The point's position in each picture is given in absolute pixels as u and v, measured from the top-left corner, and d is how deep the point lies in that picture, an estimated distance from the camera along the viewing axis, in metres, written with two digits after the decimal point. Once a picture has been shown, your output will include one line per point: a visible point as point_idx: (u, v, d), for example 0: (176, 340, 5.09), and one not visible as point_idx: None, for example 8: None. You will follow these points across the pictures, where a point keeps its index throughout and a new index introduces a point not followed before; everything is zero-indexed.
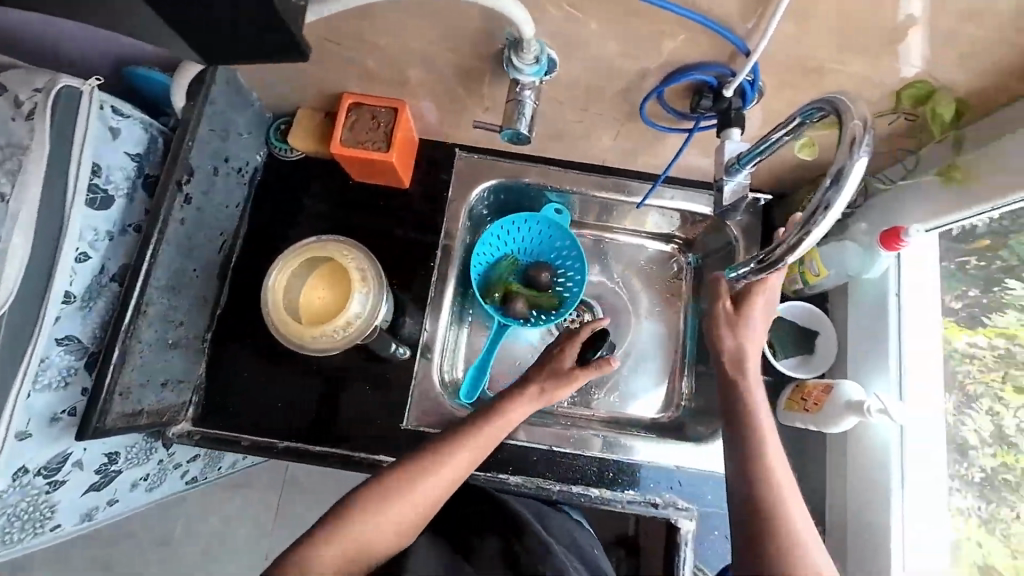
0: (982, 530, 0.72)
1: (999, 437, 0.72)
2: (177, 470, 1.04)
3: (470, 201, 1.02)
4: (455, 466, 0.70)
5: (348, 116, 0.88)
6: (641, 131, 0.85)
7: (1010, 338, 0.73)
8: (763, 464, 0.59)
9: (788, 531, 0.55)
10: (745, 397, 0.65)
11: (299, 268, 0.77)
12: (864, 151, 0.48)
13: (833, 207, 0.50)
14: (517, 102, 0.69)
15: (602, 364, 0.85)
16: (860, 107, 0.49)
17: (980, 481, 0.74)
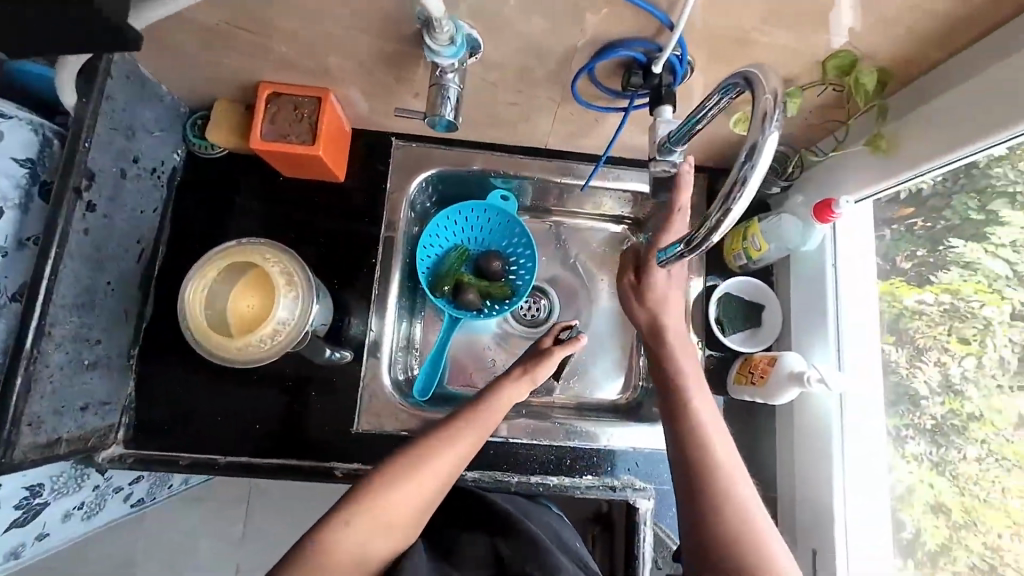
0: (929, 471, 0.74)
1: (946, 385, 0.73)
2: (117, 494, 0.98)
3: (411, 192, 0.96)
4: (435, 475, 0.62)
5: (267, 109, 0.82)
6: (578, 112, 0.82)
7: (956, 293, 0.73)
8: (689, 423, 0.66)
9: (716, 481, 0.61)
10: (673, 366, 0.71)
11: (218, 274, 0.72)
12: (774, 126, 0.47)
13: (750, 182, 0.49)
14: (439, 86, 0.66)
15: (567, 349, 0.78)
16: (769, 81, 0.48)
17: (932, 428, 0.74)
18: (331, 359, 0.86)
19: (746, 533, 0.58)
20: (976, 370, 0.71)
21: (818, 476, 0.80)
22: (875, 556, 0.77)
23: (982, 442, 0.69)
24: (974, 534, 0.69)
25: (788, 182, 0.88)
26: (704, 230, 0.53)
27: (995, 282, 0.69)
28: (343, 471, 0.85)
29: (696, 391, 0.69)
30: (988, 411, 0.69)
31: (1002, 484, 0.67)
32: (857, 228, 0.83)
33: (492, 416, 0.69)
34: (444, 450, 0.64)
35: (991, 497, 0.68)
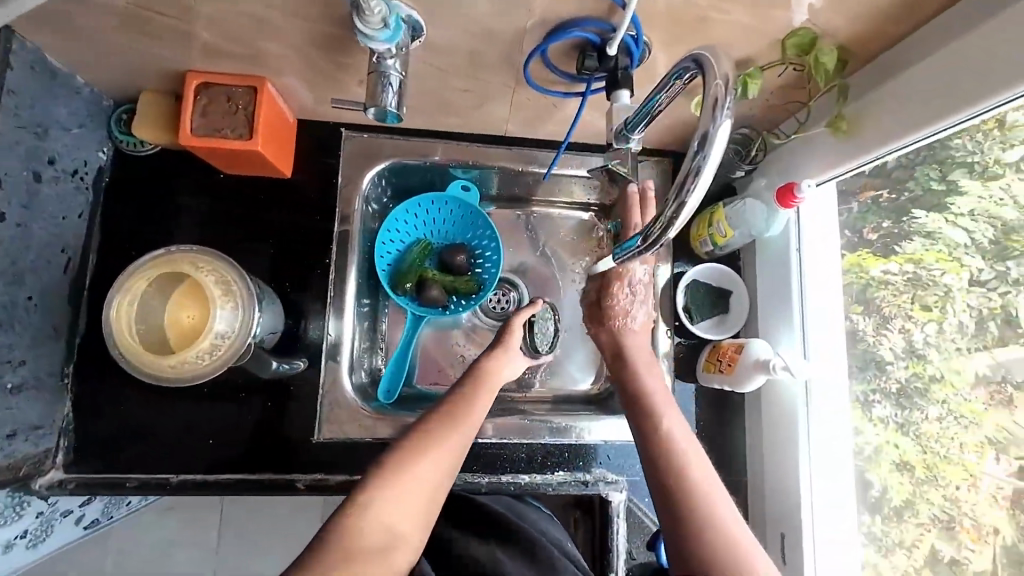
0: (893, 432, 0.74)
1: (911, 350, 0.74)
2: (66, 517, 0.93)
3: (365, 185, 0.90)
4: (433, 466, 0.63)
5: (197, 100, 0.75)
6: (534, 97, 0.78)
7: (919, 262, 0.73)
8: (662, 444, 0.63)
9: (692, 501, 0.57)
10: (639, 386, 0.73)
11: (151, 285, 0.67)
12: (726, 114, 0.44)
13: (704, 172, 0.46)
14: (379, 74, 0.62)
15: (524, 314, 0.87)
16: (721, 65, 0.45)
17: (897, 392, 0.75)
18: (280, 370, 0.83)
19: (727, 552, 0.54)
20: (938, 336, 0.71)
21: (785, 459, 0.81)
22: (841, 532, 0.78)
23: (943, 402, 0.70)
24: (936, 488, 0.70)
25: (751, 166, 0.86)
26: (659, 225, 0.51)
27: (955, 250, 0.69)
28: (305, 483, 0.82)
29: (666, 410, 0.68)
30: (948, 373, 0.69)
31: (960, 440, 0.68)
32: (820, 211, 0.82)
33: (475, 409, 0.71)
34: (439, 445, 0.64)
35: (951, 453, 0.69)
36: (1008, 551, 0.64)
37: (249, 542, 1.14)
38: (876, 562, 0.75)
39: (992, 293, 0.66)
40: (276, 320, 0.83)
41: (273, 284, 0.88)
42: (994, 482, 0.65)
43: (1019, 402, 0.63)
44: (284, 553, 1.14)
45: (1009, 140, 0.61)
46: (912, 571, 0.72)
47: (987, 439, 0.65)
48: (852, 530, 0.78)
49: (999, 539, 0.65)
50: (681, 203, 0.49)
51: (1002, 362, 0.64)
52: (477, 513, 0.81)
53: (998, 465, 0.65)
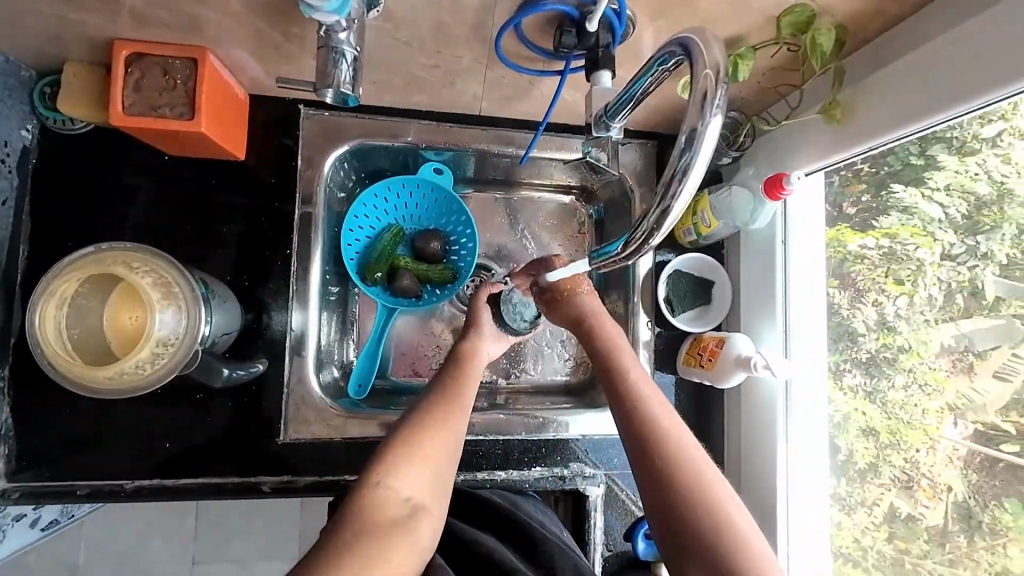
0: (862, 400, 0.75)
1: (882, 323, 0.73)
2: (19, 521, 0.89)
3: (327, 170, 0.83)
4: (440, 445, 0.61)
5: (128, 73, 0.66)
6: (509, 75, 0.72)
7: (894, 237, 0.71)
8: (631, 400, 0.62)
9: (664, 454, 0.57)
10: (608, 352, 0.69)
11: (82, 283, 0.61)
12: (715, 110, 0.40)
13: (691, 174, 0.42)
14: (329, 51, 0.56)
15: (490, 290, 0.84)
16: (710, 52, 0.41)
17: (865, 361, 0.75)
18: (232, 378, 0.76)
19: (703, 503, 0.54)
20: (908, 308, 0.70)
21: (760, 449, 0.81)
22: (812, 517, 0.79)
23: (908, 371, 0.70)
24: (898, 452, 0.71)
25: (738, 153, 0.81)
26: (641, 233, 0.47)
27: (930, 225, 0.67)
28: (272, 486, 0.79)
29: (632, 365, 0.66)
30: (916, 343, 0.69)
31: (923, 406, 0.69)
32: (808, 201, 0.79)
33: (468, 387, 0.69)
34: (438, 426, 0.62)
35: (914, 419, 0.69)
36: (958, 507, 0.66)
37: (222, 532, 1.11)
38: (840, 520, 0.77)
39: (962, 267, 0.65)
40: (229, 317, 0.75)
41: (230, 277, 0.82)
42: (951, 445, 0.66)
43: (981, 368, 0.64)
44: (260, 541, 1.12)
45: (989, 116, 0.57)
46: (872, 529, 0.74)
47: (948, 406, 0.66)
48: (824, 513, 0.79)
49: (952, 496, 0.66)
50: (665, 207, 0.45)
51: (967, 332, 0.65)
52: (477, 505, 0.76)
53: (956, 428, 0.66)
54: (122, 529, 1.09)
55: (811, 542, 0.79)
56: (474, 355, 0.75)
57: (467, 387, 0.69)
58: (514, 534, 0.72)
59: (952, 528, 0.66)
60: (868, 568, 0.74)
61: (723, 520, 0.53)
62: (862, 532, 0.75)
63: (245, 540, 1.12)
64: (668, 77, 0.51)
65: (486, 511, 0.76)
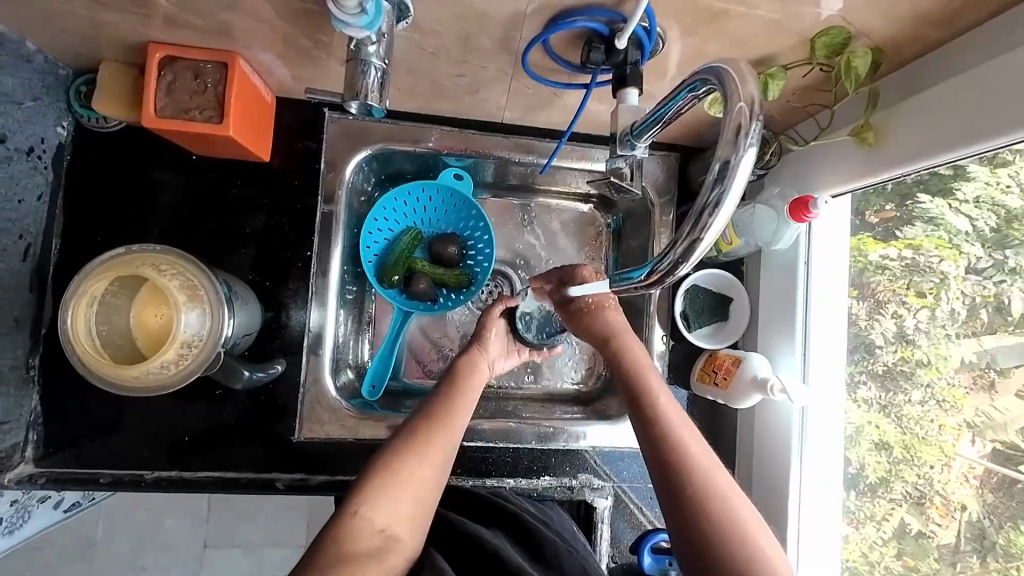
0: (878, 414, 0.74)
1: (900, 336, 0.72)
2: (43, 503, 0.92)
3: (349, 174, 0.84)
4: (427, 472, 0.61)
5: (161, 76, 0.68)
6: (534, 87, 0.72)
7: (917, 248, 0.70)
8: (659, 423, 0.62)
9: (694, 478, 0.56)
10: (633, 369, 0.69)
11: (113, 283, 0.63)
12: (750, 143, 0.40)
13: (722, 207, 0.42)
14: (358, 63, 0.56)
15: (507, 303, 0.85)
16: (745, 85, 0.40)
17: (883, 373, 0.74)
18: (253, 381, 0.76)
19: (733, 530, 0.53)
20: (929, 322, 0.70)
21: (773, 468, 0.80)
22: (824, 534, 0.78)
23: (926, 386, 0.70)
24: (911, 467, 0.71)
25: (763, 171, 0.80)
26: (668, 264, 0.46)
27: (955, 237, 0.66)
28: (286, 482, 0.80)
29: (658, 386, 0.66)
30: (936, 358, 0.69)
31: (939, 422, 0.68)
32: (832, 220, 0.77)
33: (461, 411, 0.68)
34: (433, 445, 0.63)
35: (930, 434, 0.69)
36: (971, 525, 0.66)
37: (233, 522, 1.14)
38: (848, 534, 0.77)
39: (987, 282, 0.64)
40: (250, 319, 0.77)
41: (251, 276, 0.83)
42: (967, 463, 0.66)
43: (1002, 388, 0.64)
44: (269, 530, 1.15)
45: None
46: (880, 544, 0.74)
47: (966, 423, 0.66)
48: (835, 533, 0.78)
49: (965, 514, 0.66)
50: (693, 238, 0.44)
51: (989, 348, 0.64)
52: (483, 506, 0.75)
53: (972, 446, 0.66)
54: (140, 510, 1.12)
55: (821, 558, 0.78)
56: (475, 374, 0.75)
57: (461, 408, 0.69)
58: (511, 527, 0.70)
59: (964, 547, 0.67)
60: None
61: (753, 549, 0.53)
62: (870, 547, 0.75)
63: (255, 526, 1.15)
64: (696, 100, 0.51)
65: (483, 507, 0.75)
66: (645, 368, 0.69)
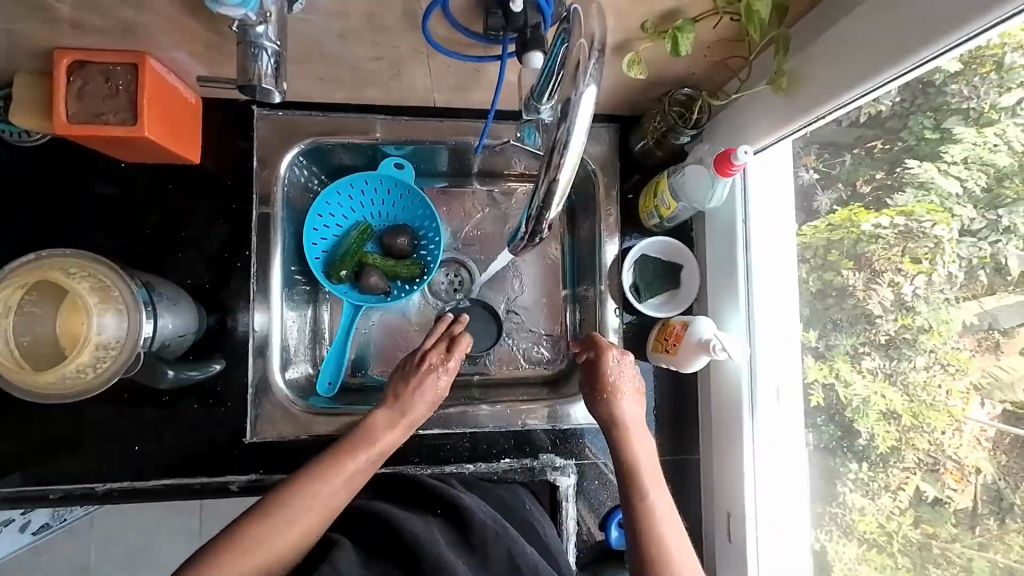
0: (882, 382, 0.67)
1: (899, 303, 0.66)
2: (8, 525, 0.91)
3: (285, 170, 0.83)
4: (286, 540, 0.61)
5: (71, 82, 0.66)
6: (453, 63, 0.72)
7: (909, 214, 0.64)
8: (646, 524, 0.65)
9: None
10: (629, 457, 0.72)
11: (27, 293, 0.62)
12: (586, 82, 0.45)
13: (570, 146, 0.48)
14: (249, 46, 0.55)
15: (426, 381, 0.78)
16: (585, 21, 0.45)
17: (886, 342, 0.67)
18: (180, 378, 0.75)
19: None
20: (927, 288, 0.63)
21: (730, 429, 0.81)
22: (786, 496, 0.78)
23: (929, 352, 0.63)
24: (922, 434, 0.63)
25: (697, 131, 0.79)
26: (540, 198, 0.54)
27: (947, 201, 0.60)
28: (240, 485, 0.80)
29: (652, 481, 0.69)
30: (937, 323, 0.63)
31: (947, 387, 0.62)
32: (767, 172, 0.78)
33: (328, 490, 0.65)
34: (298, 517, 0.62)
35: (937, 400, 0.62)
36: (987, 488, 0.59)
37: None
38: (862, 505, 0.69)
39: (983, 242, 0.58)
40: (184, 321, 0.76)
41: (191, 280, 0.82)
42: (978, 426, 0.59)
43: (1007, 348, 0.57)
44: None
45: (1007, 83, 0.54)
46: (896, 513, 0.66)
47: (973, 385, 0.60)
48: (801, 492, 0.77)
49: (981, 477, 0.59)
50: (553, 178, 0.52)
51: (991, 310, 0.58)
52: (431, 496, 0.70)
53: (983, 409, 0.59)
54: (129, 532, 1.08)
55: (790, 520, 0.77)
56: (373, 437, 0.72)
57: (324, 490, 0.65)
58: (446, 513, 0.68)
59: (981, 510, 0.59)
60: (894, 554, 0.66)
61: None
62: (886, 517, 0.67)
63: None
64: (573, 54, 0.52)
65: (430, 496, 0.70)
66: (640, 463, 0.71)
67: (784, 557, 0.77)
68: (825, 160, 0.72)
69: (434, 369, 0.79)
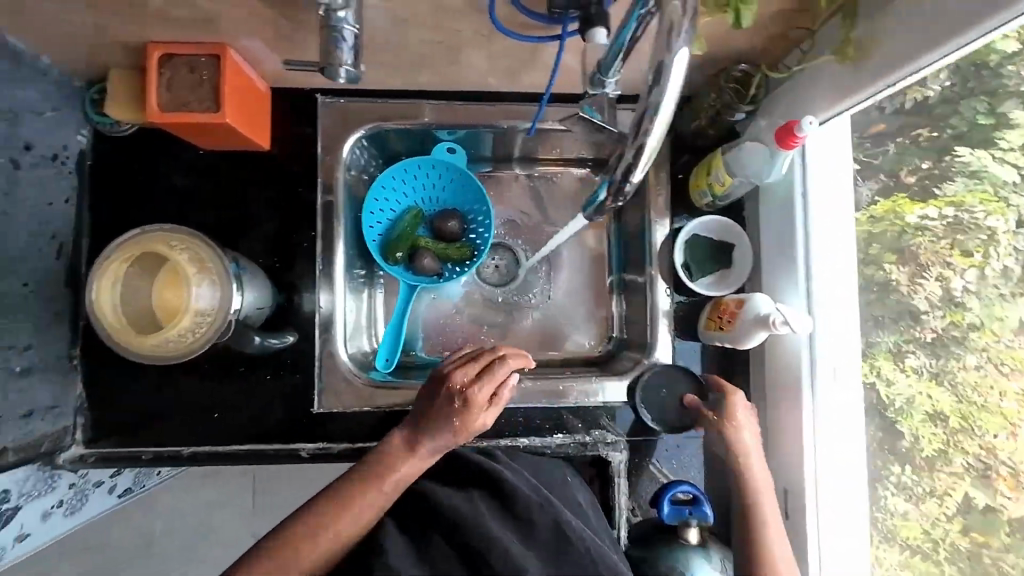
0: (929, 382, 0.71)
1: (948, 299, 0.70)
2: (99, 487, 0.98)
3: (346, 155, 0.88)
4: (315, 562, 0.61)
5: (161, 74, 0.72)
6: (511, 46, 0.74)
7: (959, 205, 0.68)
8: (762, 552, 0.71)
9: None
10: (751, 486, 0.76)
11: (131, 265, 0.68)
12: (682, 41, 0.46)
13: (660, 111, 0.51)
14: (332, 29, 0.59)
15: (447, 420, 0.70)
16: None
17: (931, 341, 0.71)
18: (264, 346, 0.82)
19: None
20: (979, 282, 0.67)
21: (786, 410, 0.81)
22: (847, 478, 0.78)
23: (982, 350, 0.67)
24: (972, 437, 0.67)
25: (752, 107, 0.80)
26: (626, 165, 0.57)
27: (1002, 189, 0.65)
28: (309, 451, 0.84)
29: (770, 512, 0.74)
30: (990, 320, 0.67)
31: (1000, 389, 0.65)
32: (825, 147, 0.78)
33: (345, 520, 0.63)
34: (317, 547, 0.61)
35: (990, 402, 0.66)
36: None
37: None
38: (905, 511, 0.74)
39: None
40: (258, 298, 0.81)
41: (261, 260, 0.87)
42: None
43: None
44: None
45: None
46: (944, 520, 0.70)
47: None
48: (861, 473, 0.78)
49: None
50: (640, 144, 0.55)
51: None
52: (470, 472, 0.70)
53: None
54: (198, 500, 1.15)
55: (848, 503, 0.78)
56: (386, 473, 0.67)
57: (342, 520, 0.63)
58: (488, 486, 0.68)
59: None
60: (940, 562, 0.71)
61: None
62: (933, 524, 0.71)
63: None
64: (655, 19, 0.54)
65: (471, 471, 0.71)
66: (759, 490, 0.75)
67: (847, 539, 0.77)
68: (868, 150, 0.76)
69: (454, 408, 0.71)
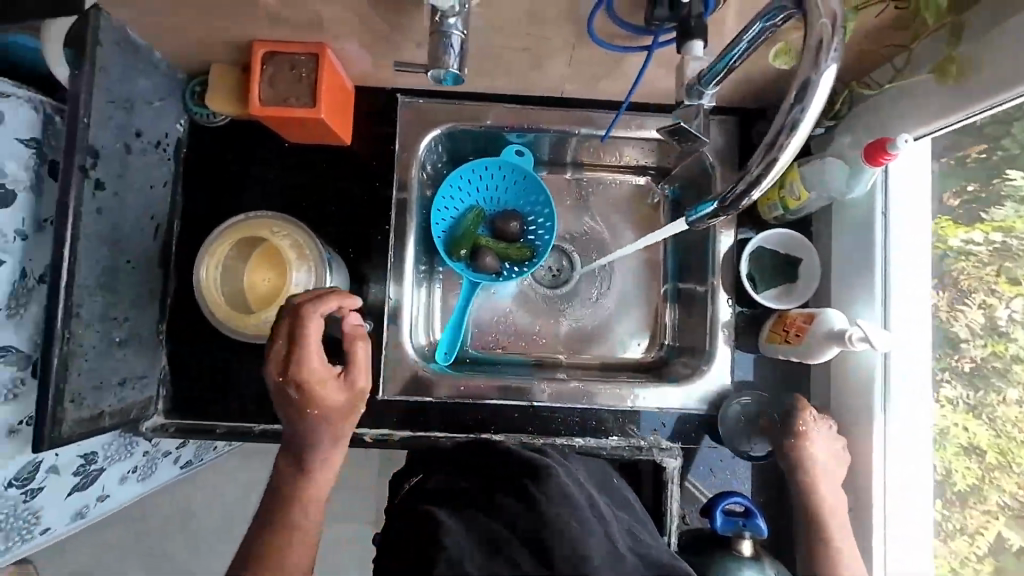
0: (965, 415, 0.75)
1: (992, 328, 0.73)
2: (167, 457, 1.02)
3: (421, 152, 0.91)
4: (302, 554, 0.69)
5: (264, 70, 0.76)
6: (596, 54, 0.76)
7: (1008, 231, 0.72)
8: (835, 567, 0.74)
9: None
10: (819, 501, 0.78)
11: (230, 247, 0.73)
12: (830, 61, 0.48)
13: (798, 128, 0.51)
14: (442, 34, 0.63)
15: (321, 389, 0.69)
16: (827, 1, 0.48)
17: (970, 370, 0.75)
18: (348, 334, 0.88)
19: None
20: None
21: (849, 427, 0.81)
22: (913, 501, 0.77)
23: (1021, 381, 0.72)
24: (1007, 473, 0.72)
25: (834, 122, 0.80)
26: (749, 182, 0.55)
27: None
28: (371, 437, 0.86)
29: (840, 529, 0.76)
30: None
31: None
32: (913, 165, 0.77)
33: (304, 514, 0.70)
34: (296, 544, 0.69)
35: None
36: None
37: None
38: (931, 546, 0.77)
39: None
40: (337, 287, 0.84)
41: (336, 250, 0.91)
42: None
43: None
44: None
45: None
46: (973, 559, 0.75)
47: None
48: (927, 487, 0.77)
49: None
50: (771, 159, 0.53)
51: None
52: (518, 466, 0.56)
53: None
54: (251, 477, 1.19)
55: (911, 525, 0.77)
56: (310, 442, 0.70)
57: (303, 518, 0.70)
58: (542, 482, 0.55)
59: None
60: None
61: None
62: (961, 561, 0.75)
63: None
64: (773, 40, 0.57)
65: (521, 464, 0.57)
66: (826, 505, 0.77)
67: (914, 555, 0.77)
68: None
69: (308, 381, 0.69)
